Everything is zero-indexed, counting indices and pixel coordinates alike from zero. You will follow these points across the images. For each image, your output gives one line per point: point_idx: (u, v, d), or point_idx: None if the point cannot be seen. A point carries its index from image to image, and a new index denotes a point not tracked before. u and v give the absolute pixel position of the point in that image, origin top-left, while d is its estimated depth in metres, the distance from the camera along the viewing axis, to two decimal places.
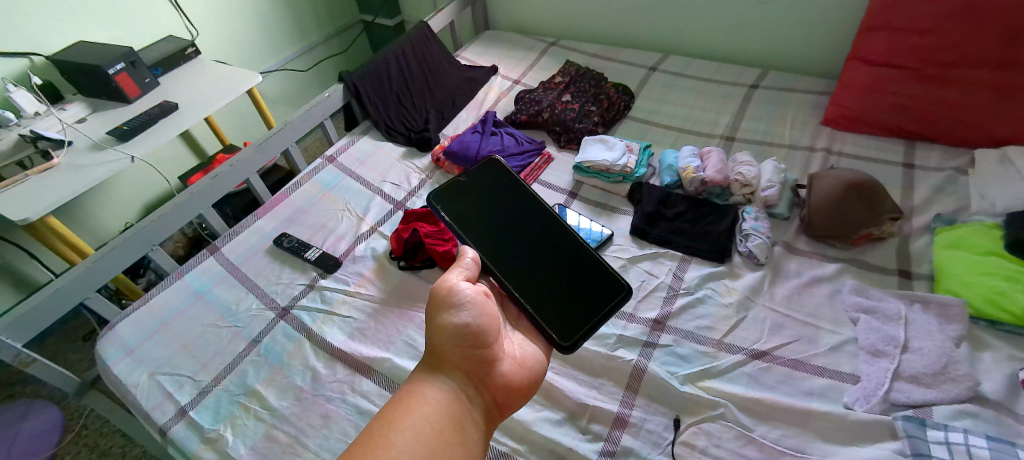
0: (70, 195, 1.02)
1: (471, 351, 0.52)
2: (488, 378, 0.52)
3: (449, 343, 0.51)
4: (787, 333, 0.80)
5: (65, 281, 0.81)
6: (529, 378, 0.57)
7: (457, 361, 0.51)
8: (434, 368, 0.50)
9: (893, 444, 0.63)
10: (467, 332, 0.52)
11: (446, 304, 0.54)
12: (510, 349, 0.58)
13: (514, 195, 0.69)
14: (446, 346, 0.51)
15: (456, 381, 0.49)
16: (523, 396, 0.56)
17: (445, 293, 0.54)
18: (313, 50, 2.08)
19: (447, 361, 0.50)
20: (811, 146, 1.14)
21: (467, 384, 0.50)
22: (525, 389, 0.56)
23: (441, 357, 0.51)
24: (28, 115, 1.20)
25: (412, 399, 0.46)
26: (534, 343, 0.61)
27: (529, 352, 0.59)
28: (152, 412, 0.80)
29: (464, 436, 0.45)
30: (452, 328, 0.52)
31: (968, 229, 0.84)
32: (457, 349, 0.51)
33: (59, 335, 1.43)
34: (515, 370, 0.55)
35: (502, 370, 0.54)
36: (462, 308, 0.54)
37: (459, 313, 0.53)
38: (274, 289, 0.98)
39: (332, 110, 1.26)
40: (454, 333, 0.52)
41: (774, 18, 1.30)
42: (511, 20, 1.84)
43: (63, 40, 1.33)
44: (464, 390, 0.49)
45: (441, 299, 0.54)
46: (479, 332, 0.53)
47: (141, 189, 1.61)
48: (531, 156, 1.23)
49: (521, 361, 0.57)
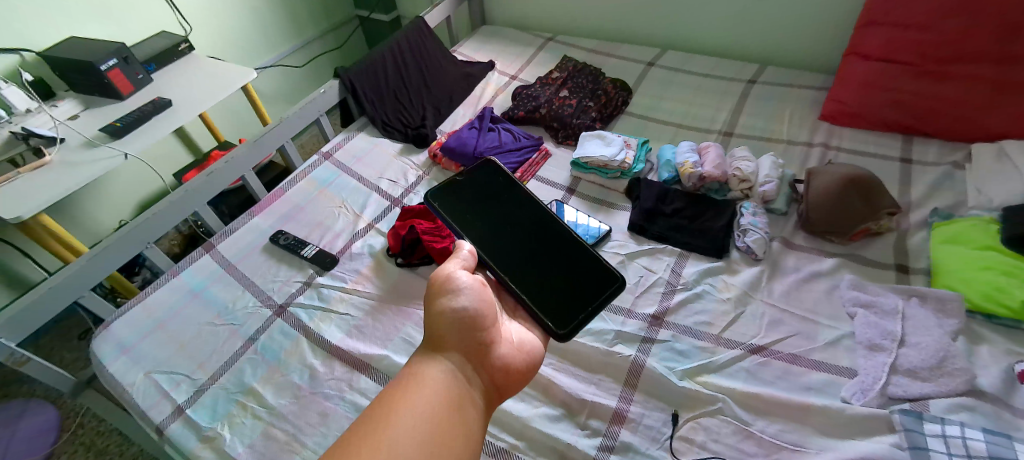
0: (62, 192, 1.01)
1: (470, 334, 0.52)
2: (487, 362, 0.51)
3: (448, 328, 0.51)
4: (785, 328, 0.80)
5: (60, 279, 0.80)
6: (529, 363, 0.56)
7: (456, 344, 0.50)
8: (433, 352, 0.49)
9: (890, 438, 0.63)
10: (465, 317, 0.52)
11: (444, 290, 0.54)
12: (509, 334, 0.58)
13: (513, 194, 0.69)
14: (445, 330, 0.51)
15: (455, 362, 0.48)
16: (523, 382, 0.56)
17: (444, 280, 0.55)
18: (307, 46, 2.06)
19: (446, 345, 0.50)
20: (809, 141, 1.14)
21: (466, 366, 0.49)
22: (525, 375, 0.55)
23: (440, 340, 0.50)
24: (20, 111, 1.19)
25: (412, 381, 0.45)
26: (533, 332, 0.60)
27: (528, 338, 0.58)
28: (148, 411, 0.79)
29: (465, 418, 0.44)
30: (451, 313, 0.52)
31: (967, 224, 0.84)
32: (455, 333, 0.51)
33: (55, 334, 1.43)
34: (514, 355, 0.55)
35: (500, 354, 0.53)
36: (461, 293, 0.54)
37: (459, 297, 0.53)
38: (271, 287, 0.97)
39: (328, 106, 1.25)
40: (453, 317, 0.52)
41: (772, 13, 1.30)
42: (508, 16, 1.82)
43: (54, 35, 1.31)
44: (464, 372, 0.48)
45: (440, 285, 0.54)
46: (477, 317, 0.53)
47: (135, 187, 1.60)
48: (528, 152, 1.22)
49: (520, 345, 0.57)
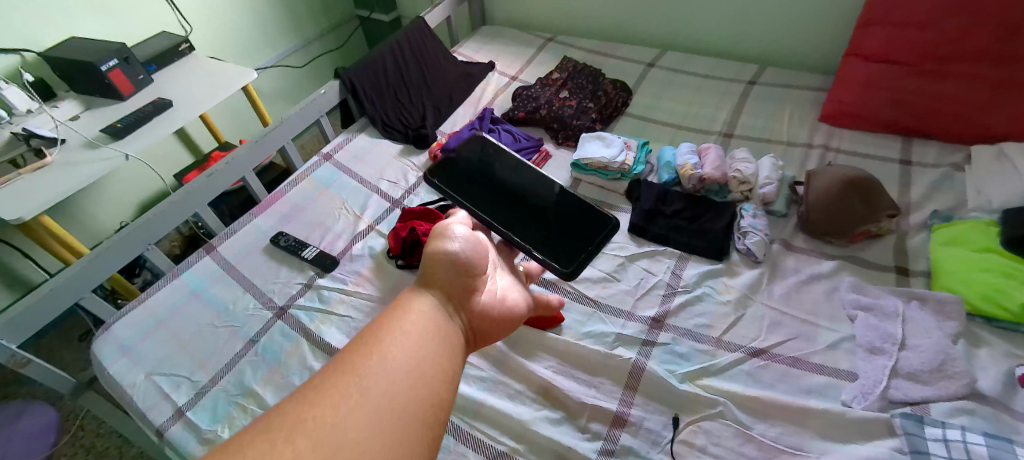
0: (63, 194, 1.01)
1: (465, 277, 0.45)
2: (475, 310, 0.44)
3: (442, 268, 0.44)
4: (785, 331, 0.80)
5: (61, 281, 0.80)
6: (508, 319, 0.50)
7: (449, 285, 0.43)
8: (422, 288, 0.42)
9: (890, 442, 0.63)
10: (462, 260, 0.45)
11: (441, 235, 0.47)
12: (495, 289, 0.51)
13: (501, 160, 0.72)
14: (439, 270, 0.43)
15: (446, 304, 0.41)
16: (502, 335, 0.50)
17: (442, 230, 0.48)
18: (307, 46, 2.06)
19: (437, 283, 0.42)
20: (809, 143, 1.14)
21: (455, 310, 0.42)
22: (503, 330, 0.50)
23: (431, 280, 0.43)
24: (21, 112, 1.19)
25: (398, 312, 0.37)
26: (518, 293, 0.55)
27: (513, 297, 0.53)
28: (149, 412, 0.79)
29: (455, 353, 0.37)
30: (447, 254, 0.45)
31: (966, 226, 0.84)
32: (450, 274, 0.44)
33: (55, 334, 1.43)
34: (497, 309, 0.49)
35: (488, 305, 0.47)
36: (457, 239, 0.47)
37: (456, 242, 0.46)
38: (271, 288, 0.97)
39: (328, 107, 1.25)
40: (449, 259, 0.44)
41: (773, 14, 1.30)
42: (508, 16, 1.82)
43: (54, 35, 1.31)
44: (454, 315, 0.41)
45: (438, 233, 0.48)
46: (473, 263, 0.46)
47: (136, 188, 1.60)
48: (528, 153, 1.22)
49: (505, 301, 0.51)
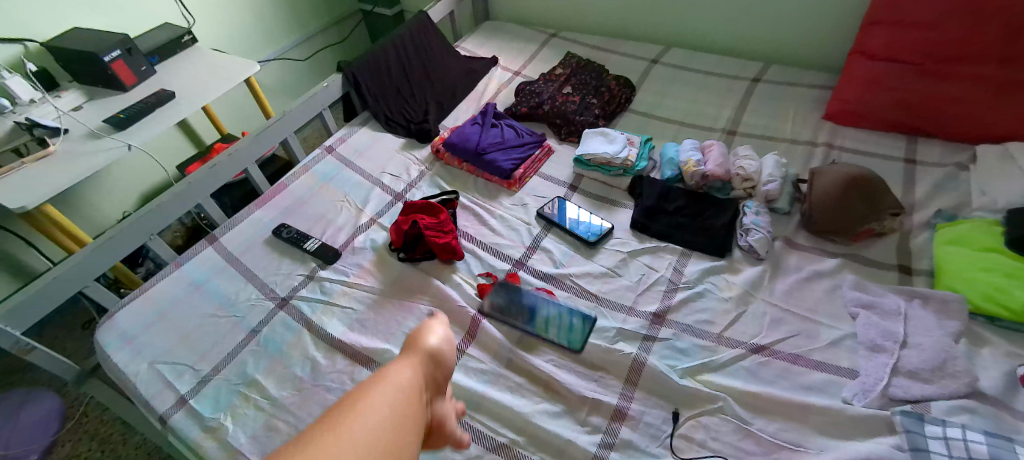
0: (66, 183, 1.01)
1: (439, 371, 0.47)
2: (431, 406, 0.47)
3: (428, 354, 0.47)
4: (786, 328, 0.80)
5: (64, 269, 0.80)
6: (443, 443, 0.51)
7: (428, 371, 0.46)
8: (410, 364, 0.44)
9: (891, 439, 0.63)
10: (444, 356, 0.48)
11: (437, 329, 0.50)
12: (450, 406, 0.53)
13: None
14: (425, 356, 0.46)
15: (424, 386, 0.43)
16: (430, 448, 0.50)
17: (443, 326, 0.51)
18: (310, 40, 2.06)
19: (422, 366, 0.45)
20: (813, 141, 1.14)
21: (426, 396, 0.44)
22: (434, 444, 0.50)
23: (418, 363, 0.45)
24: (25, 102, 1.19)
25: (380, 384, 0.39)
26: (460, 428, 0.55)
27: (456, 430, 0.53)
28: (152, 400, 0.80)
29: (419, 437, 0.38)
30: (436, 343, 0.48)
31: (970, 225, 0.84)
32: (432, 363, 0.47)
33: (57, 324, 1.43)
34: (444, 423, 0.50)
35: (439, 409, 0.49)
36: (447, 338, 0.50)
37: (443, 339, 0.49)
38: (273, 280, 0.97)
39: (330, 101, 1.25)
40: (437, 349, 0.48)
41: (778, 11, 1.29)
42: (512, 11, 1.82)
43: (57, 25, 1.31)
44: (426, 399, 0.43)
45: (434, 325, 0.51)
46: (449, 362, 0.49)
47: (138, 179, 1.60)
48: (531, 148, 1.21)
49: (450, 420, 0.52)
